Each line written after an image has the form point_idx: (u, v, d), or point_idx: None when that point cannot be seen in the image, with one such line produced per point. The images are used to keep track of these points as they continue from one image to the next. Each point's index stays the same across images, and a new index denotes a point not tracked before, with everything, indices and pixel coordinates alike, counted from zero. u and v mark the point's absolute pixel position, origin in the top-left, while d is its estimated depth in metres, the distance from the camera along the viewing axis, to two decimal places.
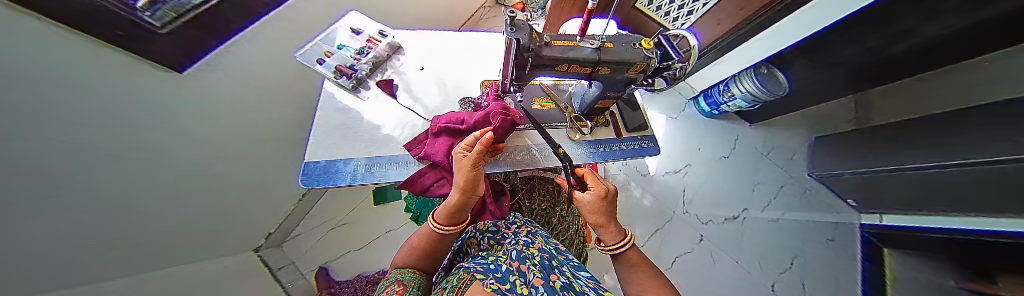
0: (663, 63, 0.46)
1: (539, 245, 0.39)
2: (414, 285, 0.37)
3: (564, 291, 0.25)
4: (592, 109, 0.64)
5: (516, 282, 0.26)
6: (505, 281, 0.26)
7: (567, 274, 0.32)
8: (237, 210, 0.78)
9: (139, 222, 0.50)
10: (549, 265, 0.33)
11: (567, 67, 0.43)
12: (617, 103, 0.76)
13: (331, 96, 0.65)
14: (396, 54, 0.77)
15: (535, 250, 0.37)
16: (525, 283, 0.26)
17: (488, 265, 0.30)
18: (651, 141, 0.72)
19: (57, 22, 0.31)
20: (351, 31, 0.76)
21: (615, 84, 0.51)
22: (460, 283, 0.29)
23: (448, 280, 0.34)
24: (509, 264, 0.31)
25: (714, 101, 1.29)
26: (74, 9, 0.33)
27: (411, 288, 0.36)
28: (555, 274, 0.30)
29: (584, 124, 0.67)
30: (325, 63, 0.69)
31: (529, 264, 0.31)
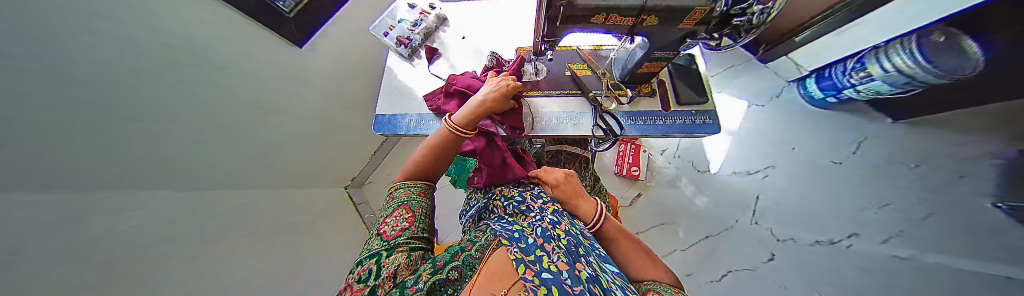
0: (732, 6, 0.39)
1: (566, 226, 0.35)
2: (420, 209, 0.44)
3: (592, 286, 0.22)
4: (634, 75, 0.59)
5: (541, 258, 0.25)
6: (528, 253, 0.26)
7: (594, 264, 0.28)
8: (324, 157, 1.03)
9: (258, 156, 0.70)
10: (576, 251, 0.29)
11: (604, 19, 0.43)
12: (667, 68, 0.65)
13: (392, 63, 0.76)
14: (442, 26, 0.83)
15: (561, 231, 0.34)
16: (549, 261, 0.25)
17: (512, 235, 0.31)
18: (710, 117, 0.60)
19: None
20: (408, 6, 0.85)
21: (664, 39, 0.47)
22: (488, 248, 0.31)
23: (474, 241, 0.37)
24: (534, 238, 0.30)
25: (833, 83, 0.93)
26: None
27: (417, 213, 0.43)
28: (582, 262, 0.26)
29: (623, 93, 0.63)
30: (389, 34, 0.81)
31: (554, 244, 0.29)
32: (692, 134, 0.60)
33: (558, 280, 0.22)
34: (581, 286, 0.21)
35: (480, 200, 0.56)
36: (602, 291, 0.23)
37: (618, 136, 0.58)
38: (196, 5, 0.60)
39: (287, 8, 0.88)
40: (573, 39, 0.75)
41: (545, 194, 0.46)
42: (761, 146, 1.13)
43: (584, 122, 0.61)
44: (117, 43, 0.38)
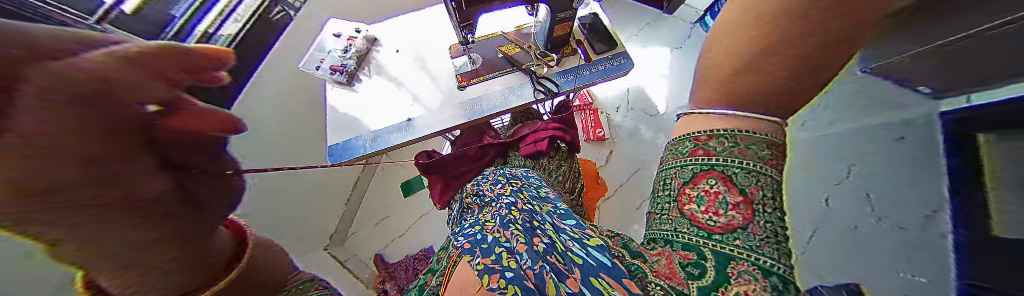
0: None
1: (522, 204, 0.37)
2: None
3: (548, 257, 0.27)
4: (554, 40, 0.66)
5: (502, 251, 0.27)
6: (489, 253, 0.27)
7: (550, 232, 0.32)
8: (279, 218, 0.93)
9: None
10: (533, 227, 0.32)
11: None
12: (579, 28, 0.74)
13: (335, 94, 0.77)
14: (374, 46, 0.83)
15: (518, 212, 0.35)
16: (509, 250, 0.28)
17: (473, 238, 0.31)
18: (624, 57, 0.71)
19: None
20: (334, 35, 0.84)
21: (560, 2, 0.55)
22: (449, 264, 0.30)
23: (437, 259, 0.36)
24: (494, 231, 0.32)
25: (724, 15, 1.12)
26: None
27: None
28: (538, 237, 0.30)
29: (551, 58, 0.69)
30: (321, 67, 0.79)
31: (514, 228, 0.31)
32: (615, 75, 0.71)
33: (520, 264, 0.26)
34: (539, 263, 0.26)
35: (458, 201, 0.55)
36: (559, 256, 0.28)
37: (554, 94, 0.67)
38: None
39: None
40: (494, 21, 0.78)
41: (503, 177, 0.46)
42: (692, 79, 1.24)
43: (525, 91, 0.68)
44: None
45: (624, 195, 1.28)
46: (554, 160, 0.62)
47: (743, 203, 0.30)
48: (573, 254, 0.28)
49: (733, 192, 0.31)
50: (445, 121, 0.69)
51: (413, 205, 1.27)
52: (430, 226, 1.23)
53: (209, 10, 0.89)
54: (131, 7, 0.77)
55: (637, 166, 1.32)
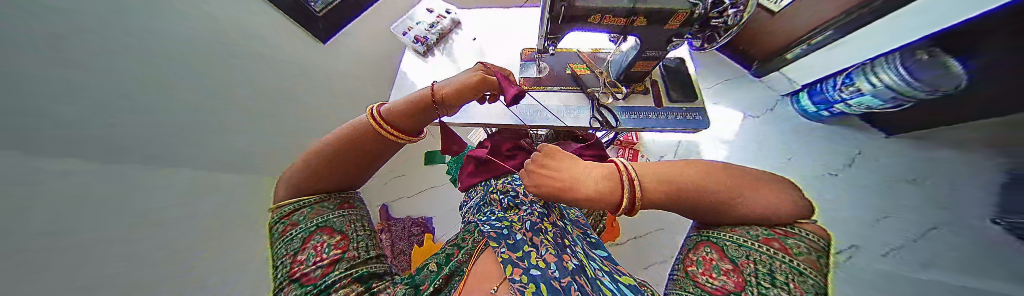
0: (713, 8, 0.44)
1: (555, 219, 0.37)
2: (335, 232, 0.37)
3: (577, 275, 0.26)
4: (629, 74, 0.63)
5: (530, 252, 0.28)
6: (516, 250, 0.29)
7: (581, 254, 0.31)
8: None
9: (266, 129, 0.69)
10: (562, 243, 0.32)
11: (599, 19, 0.48)
12: (659, 69, 0.70)
13: (408, 61, 0.85)
14: (455, 29, 0.90)
15: (549, 224, 0.35)
16: (537, 256, 0.28)
17: (501, 230, 0.31)
18: (697, 113, 0.65)
19: None
20: (426, 10, 0.93)
21: (654, 41, 0.53)
22: (477, 247, 0.33)
23: (465, 242, 0.38)
24: (525, 231, 0.32)
25: (823, 98, 0.94)
26: None
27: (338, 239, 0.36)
28: (567, 254, 0.29)
29: (619, 90, 0.69)
30: (407, 34, 0.88)
31: (544, 236, 0.32)
32: (682, 129, 0.65)
33: (547, 271, 0.26)
34: (567, 277, 0.25)
35: (479, 194, 0.53)
36: (588, 279, 0.26)
37: (612, 128, 0.63)
38: None
39: None
40: (573, 39, 0.79)
41: None
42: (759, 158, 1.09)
43: (582, 114, 0.67)
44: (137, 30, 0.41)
45: (636, 248, 1.18)
46: None
47: (732, 270, 0.27)
48: (601, 284, 0.25)
49: (724, 260, 0.29)
50: (492, 116, 0.68)
51: (431, 176, 1.34)
52: (438, 202, 1.29)
53: None
54: None
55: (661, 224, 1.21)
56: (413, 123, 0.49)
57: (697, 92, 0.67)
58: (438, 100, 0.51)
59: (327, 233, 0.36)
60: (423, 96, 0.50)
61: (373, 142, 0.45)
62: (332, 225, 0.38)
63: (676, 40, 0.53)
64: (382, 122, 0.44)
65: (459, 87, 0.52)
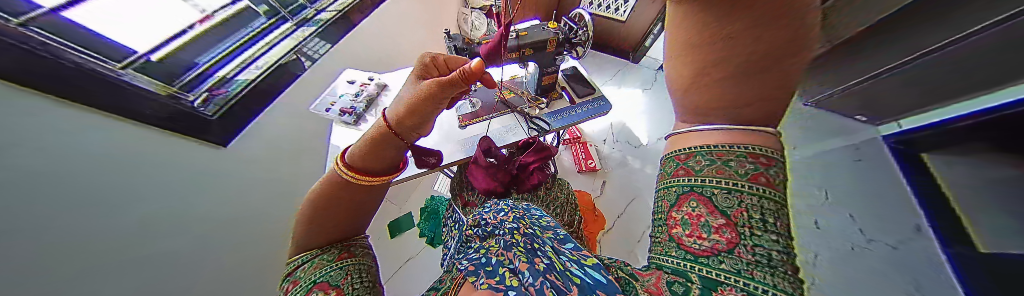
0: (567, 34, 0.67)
1: (525, 229, 0.38)
2: (347, 279, 0.35)
3: (547, 273, 0.27)
4: (542, 87, 0.78)
5: (506, 271, 0.28)
6: (493, 274, 0.28)
7: (551, 252, 0.32)
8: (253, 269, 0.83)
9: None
10: (532, 249, 0.33)
11: (499, 56, 0.63)
12: (563, 78, 0.87)
13: (340, 133, 0.80)
14: (383, 91, 0.92)
15: (518, 236, 0.36)
16: (511, 270, 0.28)
17: (478, 261, 0.31)
18: (603, 100, 0.82)
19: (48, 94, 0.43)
20: (347, 82, 0.93)
21: (546, 61, 0.69)
22: (455, 285, 0.30)
23: (440, 284, 0.34)
24: (498, 253, 0.32)
25: None
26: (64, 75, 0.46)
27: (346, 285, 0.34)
28: (538, 257, 0.30)
29: (541, 102, 0.80)
30: (331, 109, 0.84)
31: (516, 250, 0.32)
32: (598, 115, 0.81)
33: (522, 281, 0.26)
34: (539, 279, 0.26)
35: (456, 234, 0.51)
36: (558, 275, 0.27)
37: (547, 131, 0.73)
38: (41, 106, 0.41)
39: (210, 111, 0.71)
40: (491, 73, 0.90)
41: (506, 207, 0.47)
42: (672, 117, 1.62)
43: (520, 128, 0.75)
44: None
45: (625, 226, 1.26)
46: (550, 192, 0.63)
47: (724, 228, 0.17)
48: (571, 273, 0.27)
49: (715, 216, 0.18)
50: (444, 157, 0.69)
51: (403, 246, 1.16)
52: (421, 272, 1.11)
53: (236, 60, 0.80)
54: (160, 53, 0.65)
55: (632, 195, 1.35)
56: (381, 161, 0.43)
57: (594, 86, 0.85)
58: (390, 129, 0.40)
59: (323, 289, 0.33)
60: (376, 130, 0.41)
61: (347, 190, 0.43)
62: (328, 280, 0.35)
63: (559, 56, 0.71)
64: (341, 165, 0.43)
65: (409, 104, 0.40)
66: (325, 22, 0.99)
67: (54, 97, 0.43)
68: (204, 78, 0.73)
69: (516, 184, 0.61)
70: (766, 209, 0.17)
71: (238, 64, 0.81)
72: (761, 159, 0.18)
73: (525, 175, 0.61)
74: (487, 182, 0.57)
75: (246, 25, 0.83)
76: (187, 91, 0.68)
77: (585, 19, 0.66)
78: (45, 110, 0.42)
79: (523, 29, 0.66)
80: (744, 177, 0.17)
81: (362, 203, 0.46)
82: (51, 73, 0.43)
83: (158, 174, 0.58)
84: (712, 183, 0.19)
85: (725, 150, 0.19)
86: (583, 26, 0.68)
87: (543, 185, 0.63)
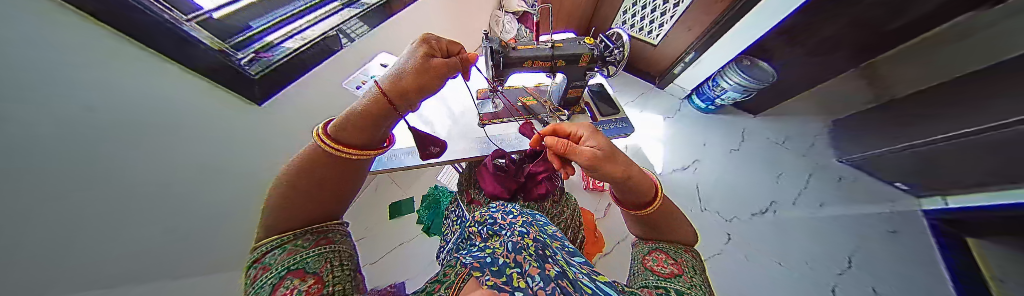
0: (602, 52, 0.67)
1: (535, 234, 0.38)
2: (332, 264, 0.35)
3: (559, 280, 0.26)
4: (566, 99, 0.78)
5: (513, 273, 0.27)
6: (500, 275, 0.27)
7: (561, 261, 0.32)
8: None
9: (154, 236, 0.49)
10: (544, 255, 0.32)
11: (531, 63, 0.63)
12: (587, 93, 0.87)
13: None
14: None
15: (529, 240, 0.35)
16: (520, 273, 0.27)
17: (484, 259, 0.30)
18: (624, 122, 0.81)
19: (94, 21, 0.41)
20: (380, 65, 0.97)
21: (576, 75, 0.70)
22: (458, 279, 0.29)
23: (444, 276, 0.34)
24: (505, 255, 0.31)
25: (707, 96, 1.61)
26: (127, 16, 0.45)
27: (331, 266, 0.35)
28: (549, 263, 0.30)
29: (562, 113, 0.81)
30: (362, 88, 0.88)
31: (526, 253, 0.32)
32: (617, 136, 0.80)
33: (530, 284, 0.25)
34: (551, 284, 0.25)
35: (457, 230, 0.51)
36: (570, 283, 0.26)
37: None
38: (86, 31, 0.40)
39: (253, 71, 0.74)
40: (516, 77, 0.90)
41: (516, 210, 0.47)
42: (693, 148, 1.61)
43: None
44: (66, 116, 0.33)
45: (624, 252, 1.22)
46: (557, 205, 0.62)
47: (674, 264, 0.40)
48: (582, 284, 0.26)
49: (668, 258, 0.42)
50: (458, 152, 0.69)
51: (401, 229, 1.18)
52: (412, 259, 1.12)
53: (282, 29, 0.84)
54: (220, 12, 0.67)
55: None
56: (371, 131, 0.44)
57: (618, 106, 0.84)
58: (389, 99, 0.43)
59: (299, 277, 0.31)
60: (373, 98, 0.43)
61: (331, 162, 0.43)
62: (305, 267, 0.33)
63: (589, 73, 0.71)
64: (325, 137, 0.41)
65: (412, 78, 0.44)
66: (368, 6, 1.04)
67: (118, 36, 0.45)
68: (253, 41, 0.76)
69: (523, 191, 0.60)
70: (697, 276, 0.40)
71: (284, 33, 0.85)
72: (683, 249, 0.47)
73: (531, 184, 0.60)
74: (491, 185, 0.57)
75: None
76: (237, 50, 0.71)
77: (623, 40, 0.66)
78: (110, 45, 0.43)
79: (559, 41, 0.67)
80: (676, 248, 0.46)
81: (341, 178, 0.45)
82: (133, 18, 0.46)
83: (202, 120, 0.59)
84: (665, 246, 0.46)
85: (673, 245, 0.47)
86: (621, 47, 0.68)
87: (550, 198, 0.62)
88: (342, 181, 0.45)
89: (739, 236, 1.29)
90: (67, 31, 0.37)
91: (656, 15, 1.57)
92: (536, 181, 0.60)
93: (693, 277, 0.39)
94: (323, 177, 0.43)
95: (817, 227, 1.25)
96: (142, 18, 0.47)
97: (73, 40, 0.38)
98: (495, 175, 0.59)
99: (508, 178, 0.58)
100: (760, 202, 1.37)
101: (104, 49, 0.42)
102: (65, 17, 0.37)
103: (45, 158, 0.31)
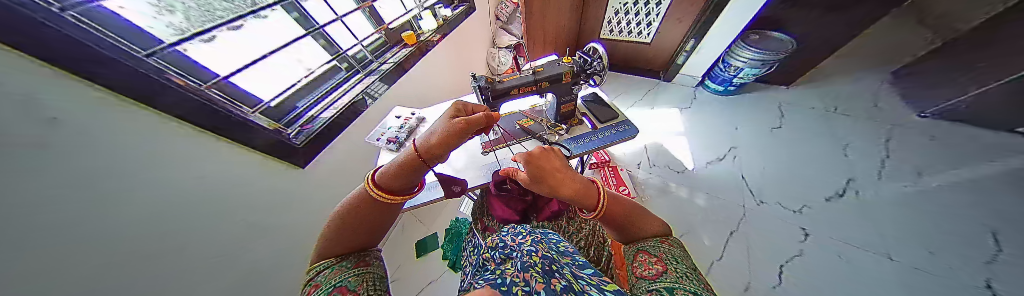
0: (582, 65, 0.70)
1: (543, 252, 0.36)
2: (365, 286, 0.36)
3: (564, 292, 0.24)
4: (561, 114, 0.79)
5: (517, 289, 0.26)
6: (504, 293, 0.26)
7: (569, 275, 0.30)
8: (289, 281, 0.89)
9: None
10: (551, 269, 0.31)
11: (517, 90, 0.68)
12: (583, 104, 0.88)
13: (384, 159, 0.93)
14: (421, 123, 1.06)
15: (537, 257, 0.34)
16: (524, 290, 0.26)
17: (494, 281, 0.30)
18: (627, 125, 0.79)
19: (178, 120, 0.56)
20: (394, 117, 1.10)
21: (563, 90, 0.73)
22: None
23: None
24: (515, 274, 0.30)
25: (723, 79, 1.54)
26: (206, 116, 0.61)
27: (365, 288, 0.35)
28: (555, 277, 0.29)
29: (560, 128, 0.81)
30: (380, 139, 0.99)
31: (533, 270, 0.31)
32: (622, 140, 0.76)
33: None
34: None
35: (473, 260, 0.51)
36: (574, 294, 0.25)
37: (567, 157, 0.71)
38: (160, 129, 0.52)
39: (300, 141, 0.89)
40: (512, 104, 0.95)
41: (525, 231, 0.46)
42: (724, 135, 1.46)
43: None
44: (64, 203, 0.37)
45: None
46: (573, 222, 0.59)
47: (659, 261, 0.32)
48: (587, 294, 0.24)
49: (652, 256, 0.34)
50: (467, 183, 0.72)
51: (426, 269, 1.17)
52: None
53: (320, 104, 1.03)
54: (276, 101, 0.89)
55: (680, 228, 1.18)
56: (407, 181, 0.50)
57: (617, 111, 0.82)
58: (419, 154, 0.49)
59: (342, 293, 0.33)
60: (408, 155, 0.50)
61: (372, 208, 0.48)
62: (346, 285, 0.35)
63: (577, 86, 0.74)
64: (371, 184, 0.48)
65: (440, 132, 0.50)
66: (383, 71, 1.23)
67: (196, 129, 0.60)
68: (297, 119, 0.94)
69: (534, 211, 0.60)
70: (695, 269, 0.31)
71: (323, 107, 1.02)
72: (666, 243, 0.37)
73: (543, 202, 0.60)
74: (500, 207, 0.58)
75: (329, 78, 1.10)
76: (287, 127, 0.89)
77: (599, 51, 0.69)
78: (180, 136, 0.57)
79: (540, 65, 0.72)
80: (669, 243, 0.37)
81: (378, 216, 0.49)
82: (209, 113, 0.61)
83: (236, 189, 0.69)
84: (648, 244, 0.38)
85: (668, 242, 0.37)
86: (599, 58, 0.70)
87: (564, 215, 0.60)
88: (370, 226, 0.48)
89: (817, 230, 1.05)
90: (139, 128, 0.49)
91: (640, 18, 1.63)
92: (549, 199, 0.60)
93: (689, 271, 0.30)
94: (367, 216, 0.48)
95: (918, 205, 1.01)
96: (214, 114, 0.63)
97: (145, 138, 0.50)
98: (501, 199, 0.59)
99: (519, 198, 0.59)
100: (832, 183, 1.15)
101: (175, 142, 0.55)
102: (148, 119, 0.50)
103: (48, 246, 0.35)
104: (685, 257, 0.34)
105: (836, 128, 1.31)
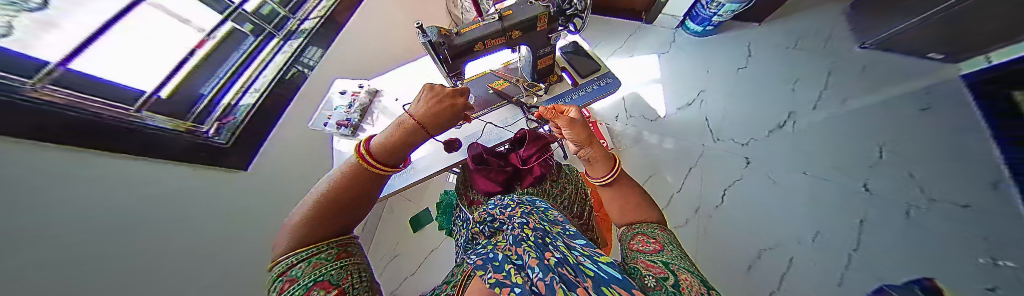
0: (560, 5, 0.58)
1: (535, 224, 0.36)
2: (346, 280, 0.32)
3: (560, 267, 0.23)
4: (538, 71, 0.71)
5: (512, 268, 0.24)
6: (502, 270, 0.24)
7: (562, 247, 0.30)
8: None
9: None
10: (543, 242, 0.30)
11: (484, 45, 0.57)
12: (561, 57, 0.79)
13: (343, 145, 0.80)
14: (377, 97, 0.90)
15: (529, 230, 0.34)
16: (516, 266, 0.25)
17: (484, 258, 0.28)
18: (608, 78, 0.74)
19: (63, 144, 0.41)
20: (341, 93, 0.91)
21: (538, 41, 0.63)
22: (464, 278, 0.29)
23: (452, 277, 0.33)
24: (505, 249, 0.30)
25: (703, 18, 1.47)
26: (80, 131, 0.43)
27: (346, 285, 0.31)
28: (549, 251, 0.28)
29: (538, 88, 0.74)
30: (329, 123, 0.84)
31: (525, 245, 0.30)
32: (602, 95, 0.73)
33: (530, 277, 0.22)
34: (551, 274, 0.21)
35: (462, 235, 0.51)
36: (570, 268, 0.24)
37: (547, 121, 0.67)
38: (58, 158, 0.40)
39: (225, 140, 0.73)
40: (482, 63, 0.83)
41: (513, 202, 0.45)
42: (695, 80, 1.50)
43: (518, 120, 0.72)
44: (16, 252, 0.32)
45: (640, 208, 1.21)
46: (557, 184, 0.60)
47: (655, 241, 0.34)
48: (584, 267, 0.24)
49: (652, 237, 0.35)
50: (444, 159, 0.67)
51: (424, 240, 1.22)
52: (444, 263, 1.17)
53: (235, 85, 0.79)
54: (165, 91, 0.64)
55: (650, 172, 1.32)
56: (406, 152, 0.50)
57: (597, 63, 0.76)
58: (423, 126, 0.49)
59: (325, 287, 0.29)
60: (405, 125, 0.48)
61: (362, 179, 0.45)
62: (330, 278, 0.31)
63: (554, 34, 0.64)
64: (367, 155, 0.44)
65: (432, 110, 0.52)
66: (308, 33, 0.98)
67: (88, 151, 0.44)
68: (214, 107, 0.73)
69: (517, 180, 0.58)
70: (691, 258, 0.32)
71: (240, 88, 0.80)
72: (666, 232, 0.38)
73: (525, 171, 0.59)
74: (481, 180, 0.56)
75: (236, 47, 0.81)
76: (200, 122, 0.69)
77: None
78: (79, 159, 0.42)
79: (508, 8, 0.59)
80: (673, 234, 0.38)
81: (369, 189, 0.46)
82: (84, 127, 0.44)
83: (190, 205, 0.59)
84: (651, 229, 0.39)
85: (666, 231, 0.38)
86: None
87: (548, 179, 0.60)
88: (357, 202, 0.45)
89: (756, 158, 1.24)
90: (49, 165, 0.38)
91: None
92: (533, 168, 0.58)
93: (681, 253, 0.31)
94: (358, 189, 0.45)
95: (835, 129, 1.21)
96: (90, 126, 0.45)
97: (57, 169, 0.39)
98: (482, 172, 0.56)
99: (501, 170, 0.56)
100: (775, 116, 1.30)
101: (78, 166, 0.42)
102: (44, 154, 0.37)
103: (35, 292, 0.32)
104: (677, 243, 0.35)
105: (792, 64, 1.40)
